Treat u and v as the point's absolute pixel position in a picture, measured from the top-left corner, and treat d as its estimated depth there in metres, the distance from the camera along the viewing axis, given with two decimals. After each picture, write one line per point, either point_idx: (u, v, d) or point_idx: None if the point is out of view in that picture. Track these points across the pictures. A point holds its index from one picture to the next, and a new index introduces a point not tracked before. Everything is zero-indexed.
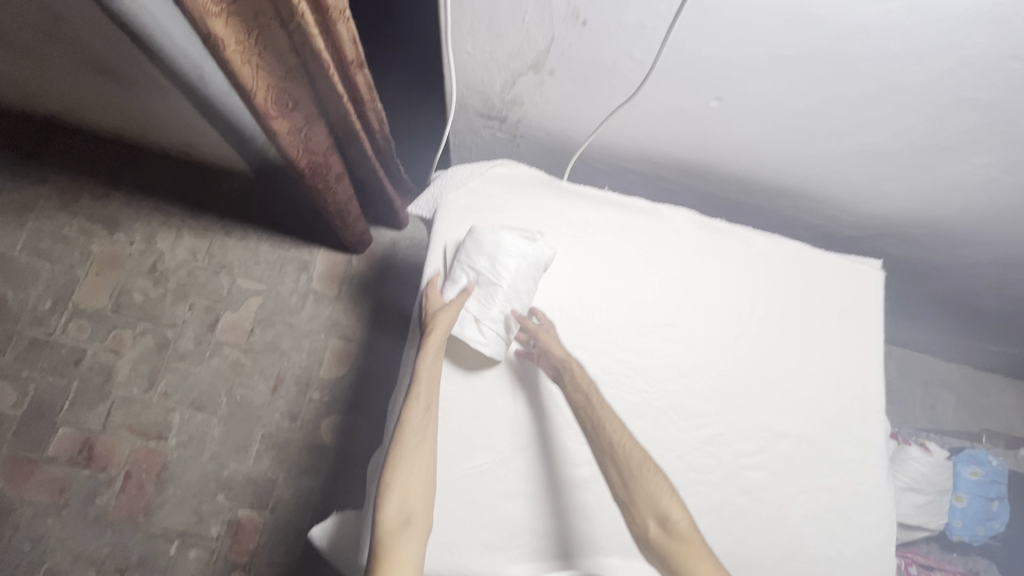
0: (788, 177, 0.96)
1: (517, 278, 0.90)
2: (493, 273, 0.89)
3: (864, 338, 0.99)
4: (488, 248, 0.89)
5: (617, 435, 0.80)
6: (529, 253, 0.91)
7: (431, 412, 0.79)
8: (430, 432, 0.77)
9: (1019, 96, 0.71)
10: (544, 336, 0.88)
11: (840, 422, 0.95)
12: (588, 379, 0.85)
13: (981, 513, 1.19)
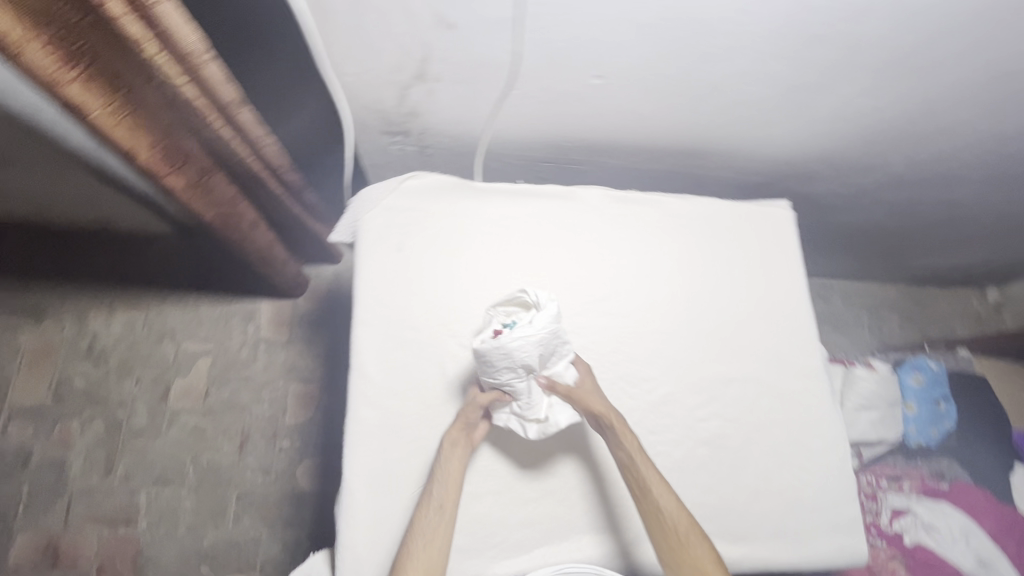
0: (685, 136, 1.00)
1: (545, 352, 0.84)
2: (519, 374, 0.83)
3: (790, 275, 1.04)
4: (500, 358, 0.81)
5: (664, 501, 0.80)
6: (535, 333, 0.82)
7: (446, 508, 0.79)
8: (444, 522, 0.78)
9: (867, 22, 0.76)
10: (583, 397, 0.85)
11: (783, 358, 0.99)
12: (632, 445, 0.83)
13: (934, 417, 1.26)
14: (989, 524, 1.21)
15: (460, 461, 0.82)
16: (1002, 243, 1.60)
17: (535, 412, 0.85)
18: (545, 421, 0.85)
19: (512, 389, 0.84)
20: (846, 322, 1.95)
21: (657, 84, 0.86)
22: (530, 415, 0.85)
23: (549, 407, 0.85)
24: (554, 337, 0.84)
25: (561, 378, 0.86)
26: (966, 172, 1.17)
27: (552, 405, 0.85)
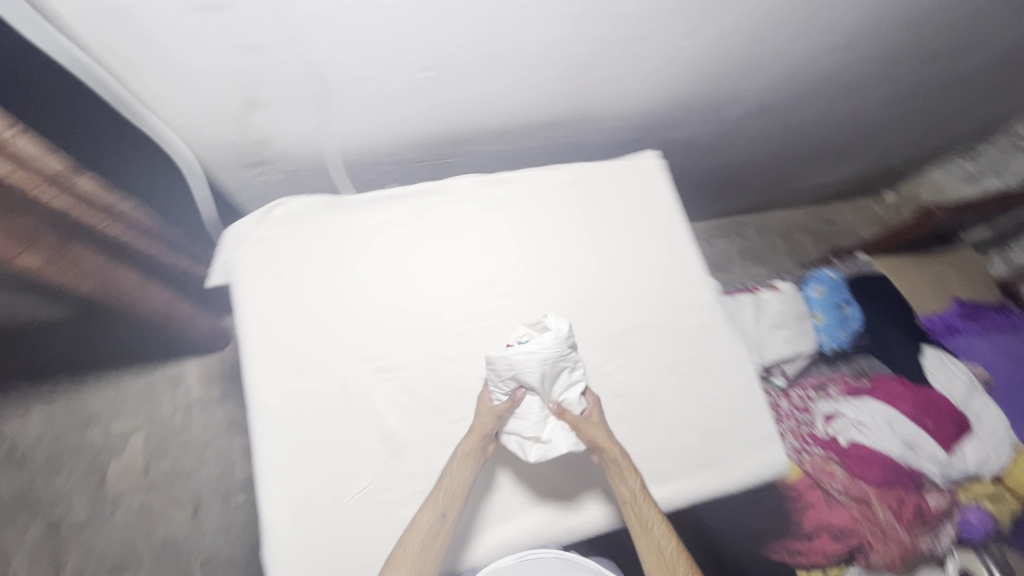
0: (538, 110, 1.02)
1: (555, 370, 0.88)
2: (527, 382, 0.87)
3: (666, 219, 1.08)
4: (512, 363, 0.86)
5: (663, 539, 0.84)
6: (551, 346, 0.86)
7: (448, 517, 0.80)
8: (443, 533, 0.80)
9: None
10: (589, 429, 0.87)
11: (675, 299, 1.03)
12: (637, 487, 0.86)
13: (840, 320, 1.33)
14: (907, 406, 1.30)
15: (471, 476, 0.83)
16: (878, 146, 1.70)
17: (538, 428, 0.88)
18: (547, 439, 0.88)
19: (522, 396, 0.88)
20: (763, 250, 2.05)
21: (490, 64, 0.87)
22: (533, 431, 0.88)
23: (553, 431, 0.88)
24: (567, 358, 0.88)
25: (569, 404, 0.89)
26: (817, 90, 1.23)
27: (556, 430, 0.88)
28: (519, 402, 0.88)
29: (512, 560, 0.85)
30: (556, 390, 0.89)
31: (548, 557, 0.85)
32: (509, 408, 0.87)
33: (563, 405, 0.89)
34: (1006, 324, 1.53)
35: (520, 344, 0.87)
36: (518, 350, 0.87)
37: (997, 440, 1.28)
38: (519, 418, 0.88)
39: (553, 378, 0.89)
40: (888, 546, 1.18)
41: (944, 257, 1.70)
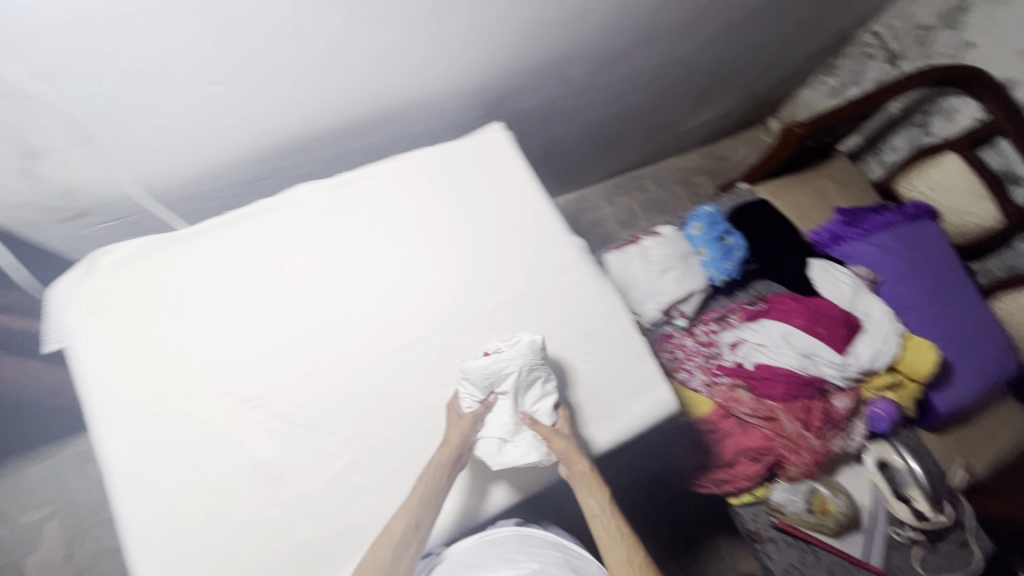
0: (361, 104, 1.00)
1: (528, 379, 0.91)
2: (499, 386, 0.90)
3: (519, 187, 1.08)
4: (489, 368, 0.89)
5: (631, 552, 0.83)
6: (524, 355, 0.89)
7: (421, 524, 0.80)
8: (417, 537, 0.80)
9: None
10: (561, 441, 0.88)
11: (540, 264, 1.03)
12: (603, 502, 0.86)
13: (725, 252, 1.36)
14: (799, 319, 1.34)
15: (446, 482, 0.84)
16: (740, 78, 1.75)
17: (508, 434, 0.88)
18: (516, 446, 0.88)
19: (494, 400, 0.91)
20: (663, 199, 2.11)
21: (280, 62, 0.83)
22: (503, 435, 0.88)
23: (523, 440, 0.89)
24: (540, 369, 0.91)
25: (541, 415, 0.91)
26: (650, 33, 1.24)
27: (526, 439, 0.89)
28: (491, 409, 0.90)
29: (471, 540, 0.95)
30: (527, 401, 0.92)
31: (501, 533, 0.96)
32: (480, 413, 0.89)
33: (535, 416, 0.91)
34: (885, 219, 1.59)
35: (497, 351, 0.91)
36: (493, 357, 0.90)
37: (887, 332, 1.33)
38: (489, 423, 0.89)
39: (528, 387, 0.91)
40: (801, 456, 1.23)
41: (821, 172, 1.76)
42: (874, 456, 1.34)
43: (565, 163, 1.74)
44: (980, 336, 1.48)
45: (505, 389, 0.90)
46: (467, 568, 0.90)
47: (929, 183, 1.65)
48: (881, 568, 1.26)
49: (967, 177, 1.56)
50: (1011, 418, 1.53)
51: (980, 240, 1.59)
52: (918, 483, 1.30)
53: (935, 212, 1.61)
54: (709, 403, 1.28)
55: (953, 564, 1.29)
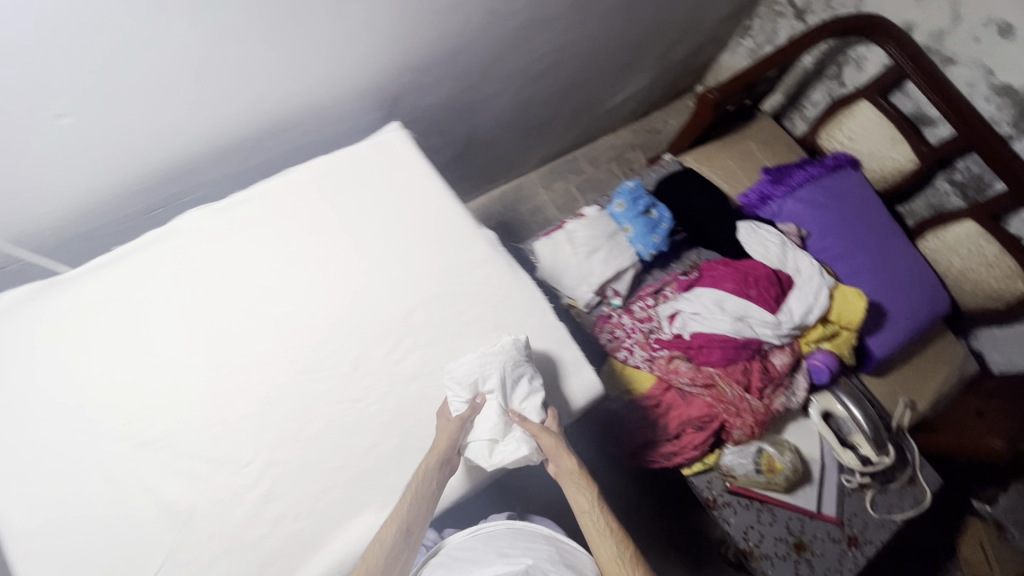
0: (239, 119, 0.97)
1: (512, 378, 0.89)
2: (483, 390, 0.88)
3: (420, 184, 1.05)
4: (473, 373, 0.89)
5: (620, 549, 0.81)
6: (507, 351, 0.90)
7: (412, 531, 0.79)
8: (410, 542, 0.79)
9: None
10: (549, 440, 0.85)
11: (449, 261, 1.00)
12: (592, 499, 0.85)
13: (650, 224, 1.36)
14: (730, 284, 1.34)
15: (436, 486, 0.83)
16: (654, 48, 1.74)
17: (498, 434, 0.87)
18: (508, 443, 0.87)
19: (480, 403, 0.88)
20: (600, 179, 2.10)
21: (126, 79, 0.79)
22: (493, 436, 0.86)
23: (513, 438, 0.87)
24: (524, 366, 0.90)
25: (529, 413, 0.88)
26: (543, 12, 1.21)
27: (516, 437, 0.87)
28: (480, 412, 0.88)
29: (465, 535, 0.98)
30: (515, 399, 0.89)
31: (494, 526, 0.98)
32: (469, 417, 0.87)
33: (524, 414, 0.88)
34: (809, 173, 1.60)
35: (479, 355, 0.90)
36: (476, 362, 0.89)
37: (817, 285, 1.35)
38: (478, 425, 0.87)
39: (513, 386, 0.88)
40: (744, 419, 1.24)
41: (746, 133, 1.77)
42: (819, 407, 1.36)
43: (491, 154, 1.72)
44: (911, 276, 1.51)
45: (492, 392, 0.88)
46: (459, 564, 0.93)
47: (845, 132, 1.68)
48: (836, 515, 1.29)
49: (879, 122, 1.59)
50: (950, 350, 1.57)
51: (899, 183, 1.63)
52: (861, 429, 1.33)
53: (856, 161, 1.64)
54: (650, 378, 1.30)
55: (902, 503, 1.34)
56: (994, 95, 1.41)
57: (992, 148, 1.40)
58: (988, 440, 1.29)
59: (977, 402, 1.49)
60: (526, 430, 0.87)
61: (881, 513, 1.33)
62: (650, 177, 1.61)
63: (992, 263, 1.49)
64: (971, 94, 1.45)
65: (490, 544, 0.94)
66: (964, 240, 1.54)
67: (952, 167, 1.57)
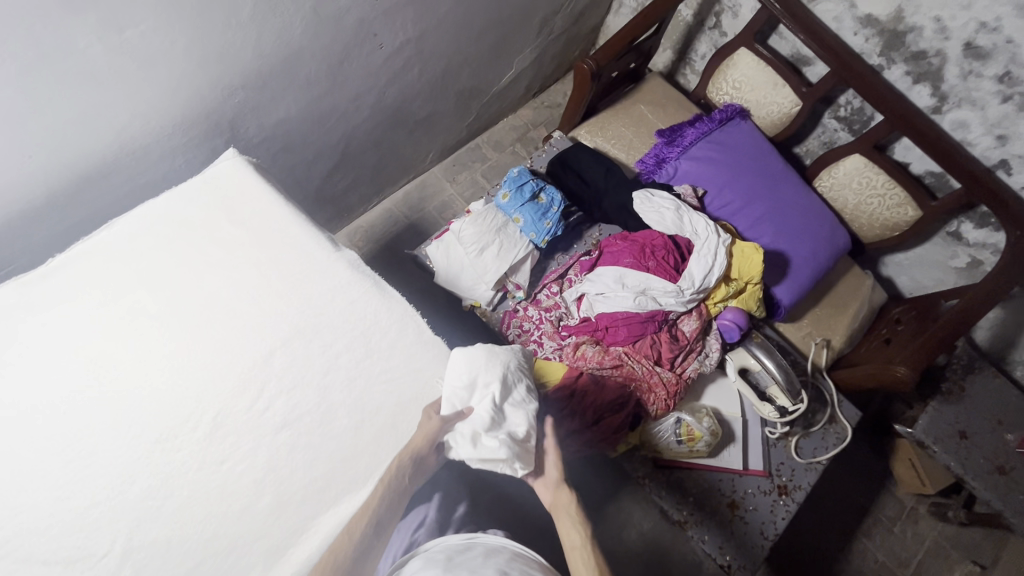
0: (38, 178, 0.85)
1: (510, 377, 0.91)
2: (484, 383, 0.88)
3: (266, 215, 0.97)
4: (477, 366, 0.89)
5: None
6: (513, 353, 0.95)
7: (382, 523, 0.79)
8: (379, 536, 0.79)
9: None
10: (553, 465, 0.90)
11: (307, 293, 0.93)
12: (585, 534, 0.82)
13: (540, 210, 1.32)
14: (629, 259, 1.32)
15: (410, 480, 0.82)
16: (530, 22, 1.67)
17: (482, 428, 0.84)
18: (491, 440, 0.83)
19: (473, 402, 0.87)
20: (506, 163, 2.03)
21: None
22: (478, 428, 0.83)
23: (498, 435, 0.84)
24: (522, 370, 0.95)
25: (520, 414, 0.88)
26: (383, 5, 1.13)
27: (502, 435, 0.84)
28: (471, 408, 0.87)
29: (462, 539, 0.85)
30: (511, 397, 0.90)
31: (497, 543, 0.85)
32: (465, 408, 0.86)
33: (515, 412, 0.88)
34: (700, 129, 1.58)
35: (486, 351, 0.91)
36: (480, 357, 0.90)
37: (714, 245, 1.33)
38: (468, 418, 0.85)
39: (510, 387, 0.91)
40: (657, 393, 1.23)
41: (637, 97, 1.73)
42: (734, 365, 1.36)
43: (378, 156, 1.62)
44: (811, 218, 1.52)
45: (491, 386, 0.88)
46: (456, 566, 0.78)
47: (731, 82, 1.65)
48: (763, 468, 1.30)
49: (760, 67, 1.57)
50: (857, 284, 1.60)
51: (788, 127, 1.61)
52: (775, 381, 1.32)
53: (744, 111, 1.63)
54: (561, 367, 1.24)
55: (826, 443, 1.36)
56: (860, 27, 1.41)
57: (864, 81, 1.41)
58: (892, 369, 1.33)
59: (886, 330, 1.53)
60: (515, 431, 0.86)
61: (807, 457, 1.34)
62: (542, 159, 1.56)
63: (883, 192, 1.52)
64: (839, 29, 1.45)
65: (489, 556, 0.80)
66: (855, 175, 1.55)
67: (835, 103, 1.57)
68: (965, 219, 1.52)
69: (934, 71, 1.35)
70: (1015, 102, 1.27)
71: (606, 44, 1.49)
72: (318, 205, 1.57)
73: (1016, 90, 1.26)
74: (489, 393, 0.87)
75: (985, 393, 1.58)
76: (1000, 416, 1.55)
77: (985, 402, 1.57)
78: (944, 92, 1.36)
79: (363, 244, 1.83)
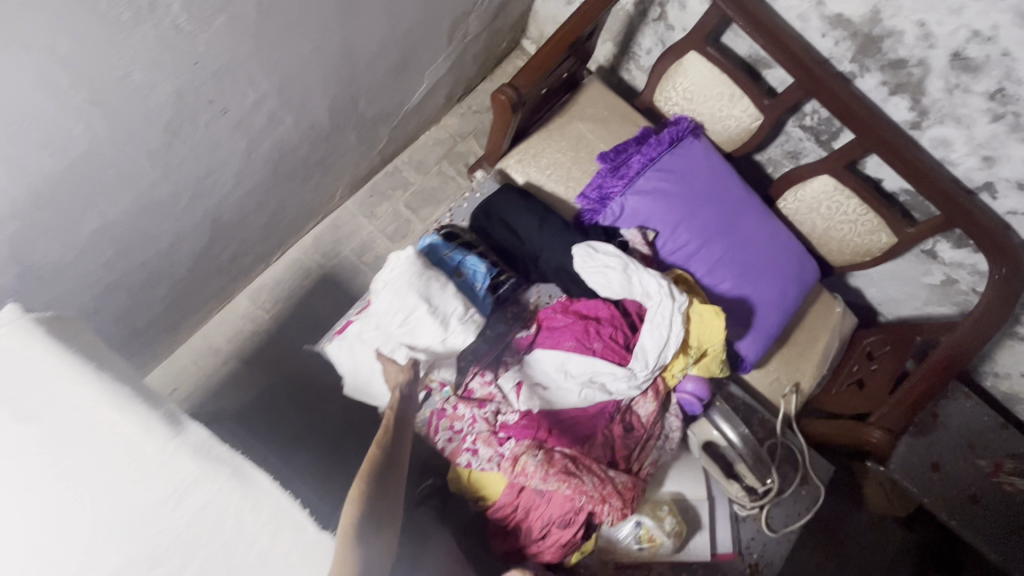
0: None
1: (426, 289, 1.02)
2: (413, 311, 1.00)
3: (67, 397, 0.72)
4: (400, 303, 1.01)
5: None
6: (415, 271, 1.03)
7: (399, 445, 0.86)
8: (402, 446, 0.85)
9: None
10: None
11: (137, 504, 0.69)
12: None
13: (463, 288, 1.10)
14: (570, 341, 1.12)
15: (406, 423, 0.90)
16: (437, 31, 1.36)
17: (440, 336, 1.02)
18: (452, 334, 1.02)
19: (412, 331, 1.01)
20: (432, 187, 1.75)
21: None
22: (438, 337, 1.01)
23: (453, 328, 1.03)
24: (430, 273, 1.04)
25: (452, 304, 1.03)
26: (209, 65, 0.83)
27: (455, 328, 1.03)
28: (417, 340, 1.02)
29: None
30: (439, 298, 1.03)
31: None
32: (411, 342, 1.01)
33: (448, 306, 1.03)
34: (647, 155, 1.34)
35: (391, 291, 1.02)
36: (392, 296, 1.02)
37: (668, 312, 1.13)
38: (420, 341, 1.02)
39: (434, 296, 1.03)
40: (611, 504, 1.05)
41: (573, 112, 1.46)
42: (698, 439, 1.22)
43: (268, 213, 1.33)
44: (776, 253, 1.33)
45: (416, 309, 1.01)
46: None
47: (680, 91, 1.41)
48: (732, 550, 1.18)
49: (712, 75, 1.33)
50: (826, 313, 1.43)
51: (747, 144, 1.39)
52: (742, 459, 1.17)
53: (698, 126, 1.40)
54: (501, 481, 1.09)
55: (798, 508, 1.26)
56: (829, 28, 1.18)
57: (833, 96, 1.19)
58: (867, 434, 1.23)
59: (858, 366, 1.41)
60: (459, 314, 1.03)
61: (779, 528, 1.23)
62: (463, 212, 1.32)
63: (854, 218, 1.34)
64: (804, 29, 1.22)
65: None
66: (823, 198, 1.37)
67: (801, 111, 1.35)
68: (941, 238, 1.37)
69: (914, 82, 1.14)
70: (1006, 122, 1.08)
71: (526, 67, 1.23)
72: (198, 282, 1.29)
73: (1008, 109, 1.06)
74: (423, 311, 1.01)
75: (959, 416, 1.51)
76: (972, 440, 1.49)
77: (956, 427, 1.50)
78: (925, 107, 1.16)
79: (271, 305, 1.57)
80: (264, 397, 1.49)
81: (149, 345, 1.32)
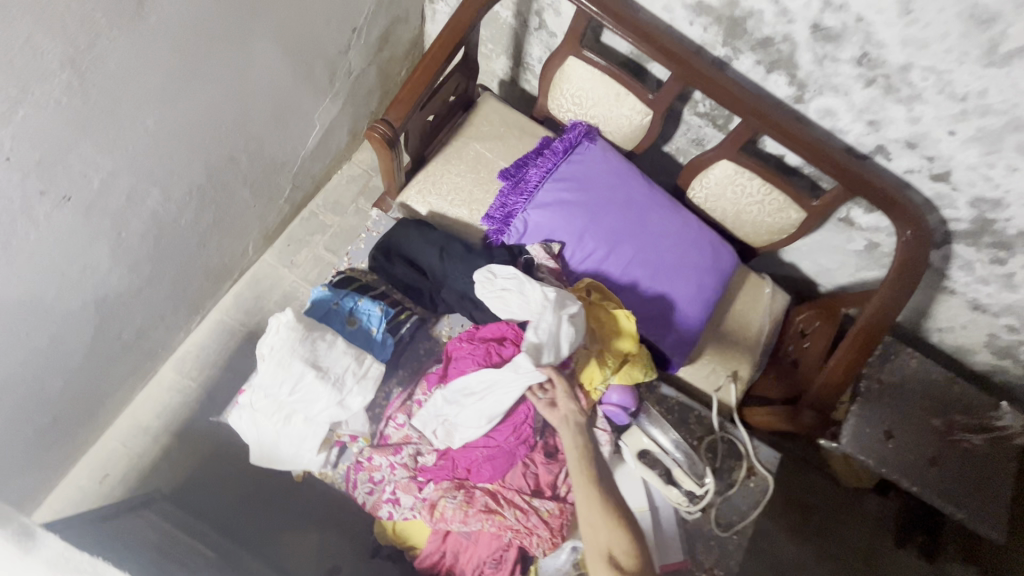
0: None
1: (311, 354, 0.99)
2: (300, 380, 0.97)
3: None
4: (286, 372, 0.97)
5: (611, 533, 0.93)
6: (297, 337, 0.99)
7: None
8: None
9: None
10: None
11: None
12: (629, 538, 0.93)
13: (356, 337, 1.10)
14: (473, 367, 1.07)
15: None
16: (314, 75, 1.35)
17: (337, 398, 0.99)
18: (351, 395, 1.00)
19: (304, 396, 0.98)
20: (352, 227, 1.70)
21: None
22: (335, 398, 0.99)
23: (352, 388, 1.00)
24: (314, 334, 1.00)
25: (344, 361, 1.01)
26: (28, 158, 0.85)
27: (355, 387, 1.00)
28: (313, 402, 0.99)
29: None
30: (328, 359, 1.00)
31: None
32: (316, 404, 0.99)
33: (339, 366, 1.00)
34: (544, 168, 1.32)
35: (274, 362, 0.98)
36: (275, 366, 0.97)
37: (553, 319, 1.04)
38: (316, 407, 0.99)
39: (323, 359, 1.00)
40: (539, 534, 1.02)
41: (469, 132, 1.43)
42: (631, 449, 1.18)
43: (170, 283, 1.30)
44: (686, 248, 1.31)
45: (305, 375, 0.97)
46: None
47: (571, 96, 1.38)
48: (683, 557, 1.15)
49: (596, 77, 1.30)
50: (755, 296, 1.40)
51: (645, 139, 1.37)
52: (679, 463, 1.17)
53: (592, 130, 1.37)
54: (425, 529, 1.08)
55: (747, 504, 1.21)
56: (695, 16, 1.17)
57: (709, 83, 1.17)
58: (800, 413, 1.25)
59: (794, 347, 1.43)
60: (356, 371, 1.01)
61: (730, 526, 1.19)
62: (361, 253, 1.30)
63: (760, 198, 1.31)
64: (673, 20, 1.20)
65: None
66: (727, 184, 1.34)
67: (692, 99, 1.33)
68: (854, 205, 1.33)
69: (785, 58, 1.13)
70: (879, 85, 1.07)
71: (399, 96, 1.21)
72: (101, 366, 1.25)
73: (878, 73, 1.05)
74: (312, 377, 0.97)
75: (907, 379, 1.48)
76: (926, 403, 1.45)
77: (911, 390, 1.47)
78: (802, 80, 1.14)
79: (198, 374, 1.51)
80: (201, 469, 1.43)
81: (63, 437, 1.28)
